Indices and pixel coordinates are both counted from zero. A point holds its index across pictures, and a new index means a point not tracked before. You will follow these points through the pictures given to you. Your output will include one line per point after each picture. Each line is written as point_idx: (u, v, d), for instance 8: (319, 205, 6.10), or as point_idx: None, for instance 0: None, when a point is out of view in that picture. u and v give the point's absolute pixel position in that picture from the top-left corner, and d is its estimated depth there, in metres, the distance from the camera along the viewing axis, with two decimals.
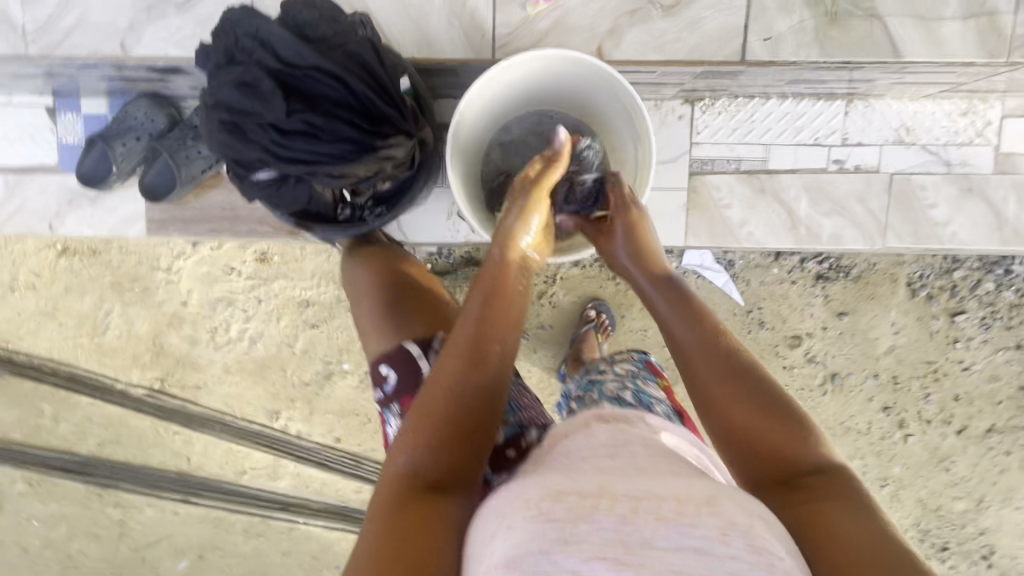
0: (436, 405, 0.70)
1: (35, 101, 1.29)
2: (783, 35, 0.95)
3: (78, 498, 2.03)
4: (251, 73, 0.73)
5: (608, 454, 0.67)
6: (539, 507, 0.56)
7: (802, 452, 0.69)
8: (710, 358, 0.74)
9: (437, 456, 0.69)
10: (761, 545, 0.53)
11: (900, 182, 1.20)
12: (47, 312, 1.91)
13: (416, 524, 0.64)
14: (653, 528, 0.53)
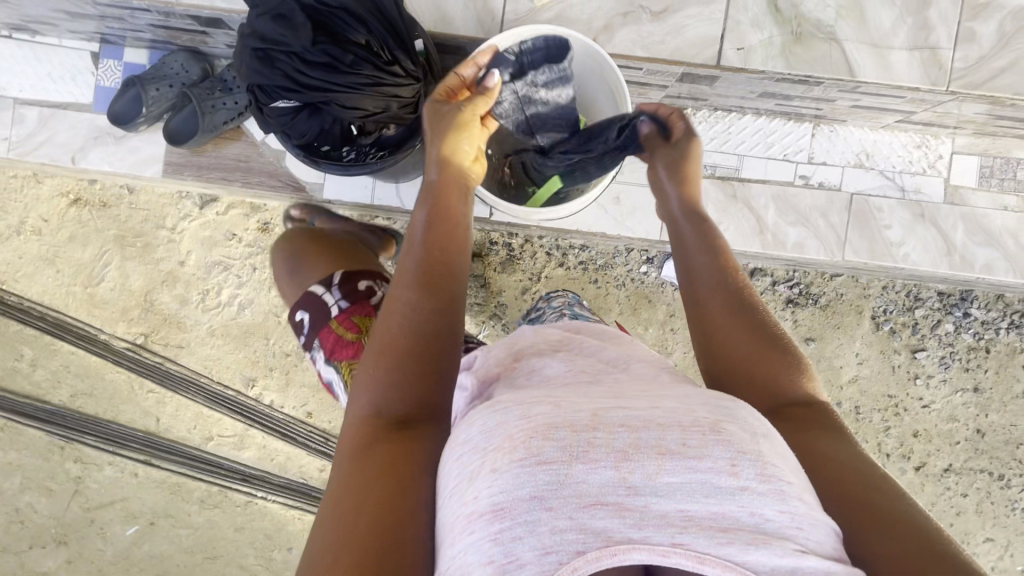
0: (397, 337, 0.75)
1: (84, 46, 1.42)
2: (753, 47, 1.08)
3: (39, 449, 2.01)
4: (287, 7, 0.86)
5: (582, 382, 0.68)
6: (529, 448, 0.54)
7: (791, 384, 0.76)
8: (715, 292, 0.85)
9: (398, 390, 0.72)
10: (770, 472, 0.54)
11: (859, 202, 1.31)
12: (47, 257, 1.97)
13: (384, 457, 0.66)
14: (655, 462, 0.54)
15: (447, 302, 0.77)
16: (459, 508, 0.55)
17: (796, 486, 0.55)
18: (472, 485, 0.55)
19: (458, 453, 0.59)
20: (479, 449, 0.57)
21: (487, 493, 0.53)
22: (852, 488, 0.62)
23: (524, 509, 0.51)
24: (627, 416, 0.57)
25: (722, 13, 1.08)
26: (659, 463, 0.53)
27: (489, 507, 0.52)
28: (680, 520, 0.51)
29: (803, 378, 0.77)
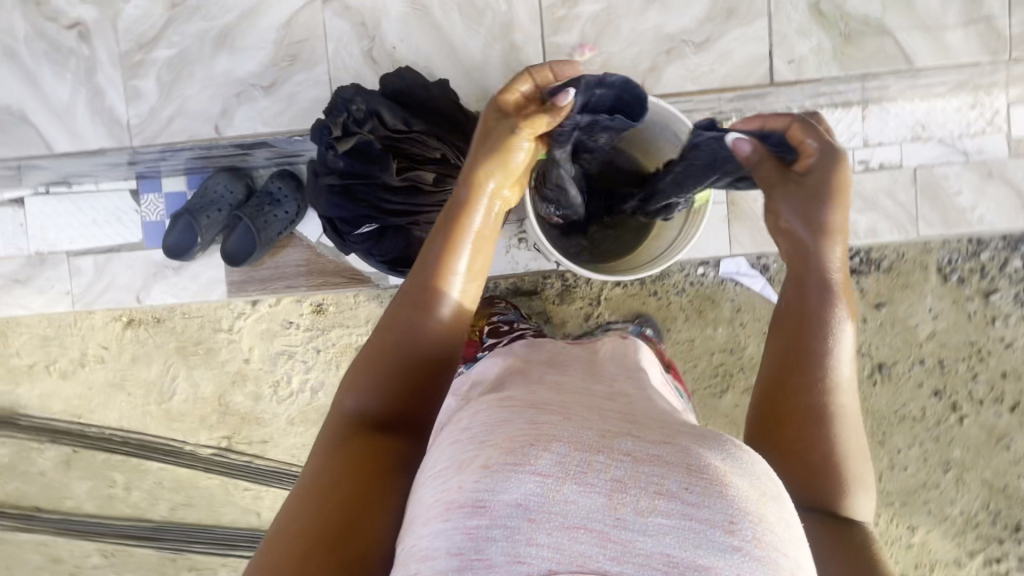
0: (402, 344, 0.73)
1: (121, 185, 1.41)
2: (805, 56, 1.07)
3: (153, 565, 2.07)
4: (367, 143, 0.84)
5: (595, 399, 0.67)
6: (525, 459, 0.54)
7: (836, 451, 0.73)
8: (801, 333, 0.77)
9: (396, 401, 0.73)
10: (765, 540, 0.52)
11: (924, 175, 1.30)
12: (116, 383, 1.99)
13: (362, 460, 0.67)
14: (649, 501, 0.52)
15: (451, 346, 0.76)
16: (440, 495, 0.56)
17: (791, 556, 0.53)
18: (458, 476, 0.56)
19: (452, 451, 0.60)
20: (463, 454, 0.58)
21: (471, 487, 0.54)
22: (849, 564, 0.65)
23: (504, 514, 0.52)
24: (634, 446, 0.56)
25: (766, 30, 1.06)
26: (654, 502, 0.52)
27: (462, 506, 0.53)
28: (660, 563, 0.50)
29: (851, 454, 0.73)
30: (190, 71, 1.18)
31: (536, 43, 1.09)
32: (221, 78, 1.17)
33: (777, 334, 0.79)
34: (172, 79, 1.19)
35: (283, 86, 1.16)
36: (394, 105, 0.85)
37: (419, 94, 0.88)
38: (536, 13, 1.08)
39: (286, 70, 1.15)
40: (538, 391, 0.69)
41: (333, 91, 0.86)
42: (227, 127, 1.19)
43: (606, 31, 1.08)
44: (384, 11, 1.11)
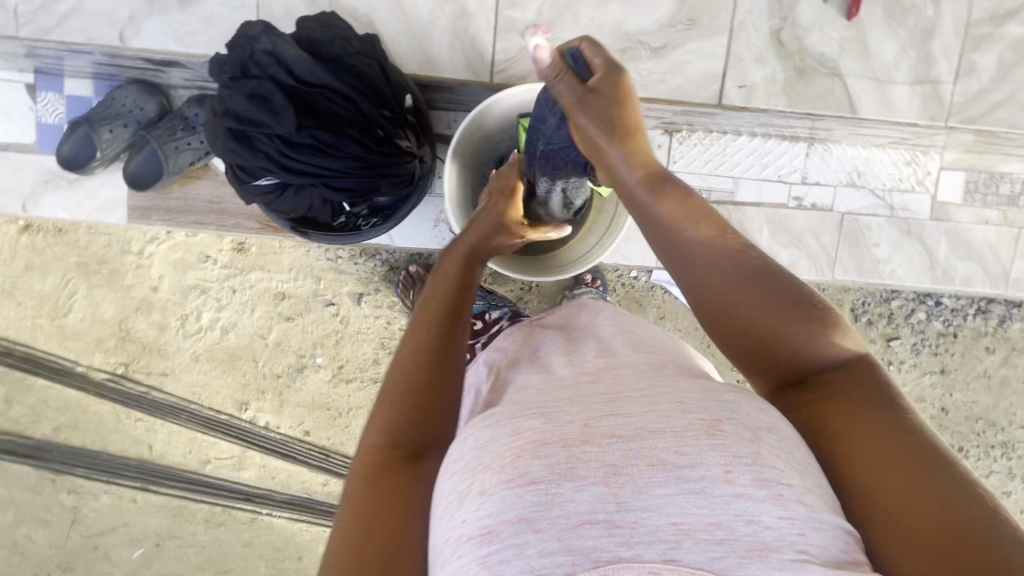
0: (413, 374, 0.72)
1: (14, 77, 1.25)
2: None
3: (29, 483, 1.97)
4: (264, 88, 0.77)
5: (582, 381, 0.65)
6: (514, 469, 0.54)
7: (828, 358, 0.62)
8: (725, 260, 0.66)
9: (412, 421, 0.69)
10: (769, 478, 0.52)
11: (850, 222, 1.33)
12: (4, 290, 1.84)
13: (393, 493, 0.65)
14: (646, 474, 0.52)
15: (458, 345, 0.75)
16: (451, 530, 0.55)
17: (801, 490, 0.52)
18: (462, 507, 0.55)
19: (450, 471, 0.59)
20: (465, 475, 0.57)
21: (476, 516, 0.53)
22: (890, 481, 0.53)
23: (509, 531, 0.51)
24: (619, 425, 0.56)
25: None
26: (650, 475, 0.52)
27: (477, 530, 0.52)
28: (670, 534, 0.50)
29: (836, 340, 0.62)
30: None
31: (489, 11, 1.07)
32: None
33: (696, 285, 0.67)
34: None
35: (202, 3, 1.16)
36: (300, 53, 0.77)
37: (339, 51, 0.81)
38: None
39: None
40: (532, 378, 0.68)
41: (237, 27, 0.78)
42: (132, 39, 1.19)
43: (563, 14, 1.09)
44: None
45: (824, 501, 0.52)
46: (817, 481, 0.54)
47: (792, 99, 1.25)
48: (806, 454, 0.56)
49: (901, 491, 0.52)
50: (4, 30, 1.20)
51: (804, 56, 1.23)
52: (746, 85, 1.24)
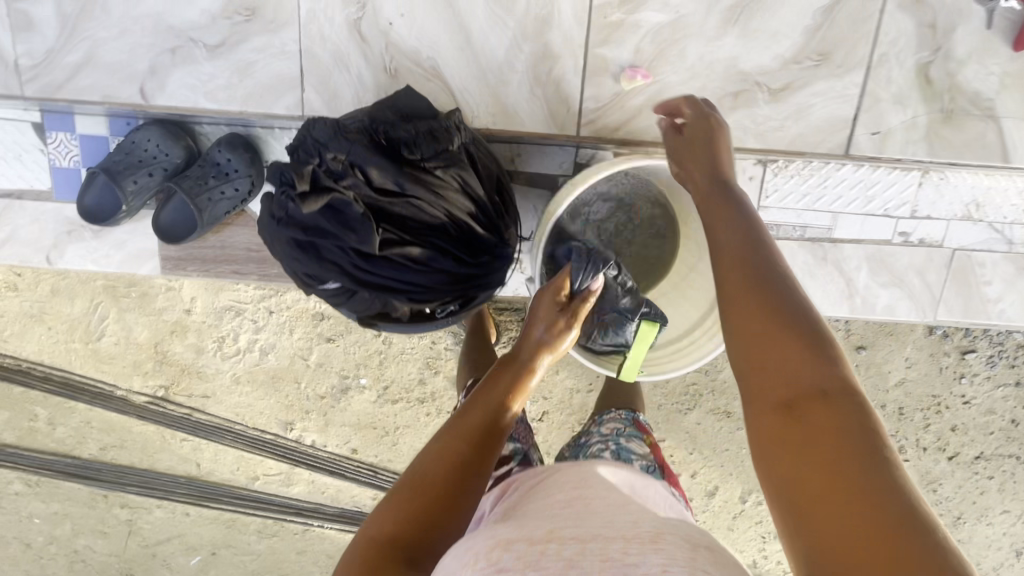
0: (424, 471, 0.70)
1: (20, 116, 1.09)
2: (894, 128, 1.09)
3: (82, 499, 1.98)
4: (338, 200, 0.64)
5: (561, 497, 0.68)
6: (485, 557, 0.57)
7: (812, 379, 0.55)
8: (743, 259, 0.64)
9: (415, 521, 0.65)
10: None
11: (961, 258, 1.19)
12: (33, 315, 1.76)
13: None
14: (598, 567, 0.54)
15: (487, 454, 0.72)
16: None
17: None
18: None
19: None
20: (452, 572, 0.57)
21: None
22: (826, 503, 0.49)
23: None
24: (580, 530, 0.59)
25: (858, 87, 1.07)
26: (602, 569, 0.54)
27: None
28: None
29: (821, 355, 0.56)
30: (99, 7, 1.01)
31: (578, 55, 0.99)
32: (145, 24, 1.01)
33: (729, 287, 0.63)
34: (77, 11, 1.02)
35: (236, 49, 1.01)
36: (379, 157, 0.64)
37: (421, 145, 0.66)
38: (584, 15, 0.98)
39: (243, 29, 1.00)
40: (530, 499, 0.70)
41: (302, 123, 0.65)
42: (154, 93, 1.06)
43: (664, 57, 1.01)
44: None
45: None
46: None
47: (935, 147, 1.09)
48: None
49: (836, 516, 0.48)
50: (6, 87, 1.07)
51: (954, 96, 1.07)
52: (880, 132, 1.09)
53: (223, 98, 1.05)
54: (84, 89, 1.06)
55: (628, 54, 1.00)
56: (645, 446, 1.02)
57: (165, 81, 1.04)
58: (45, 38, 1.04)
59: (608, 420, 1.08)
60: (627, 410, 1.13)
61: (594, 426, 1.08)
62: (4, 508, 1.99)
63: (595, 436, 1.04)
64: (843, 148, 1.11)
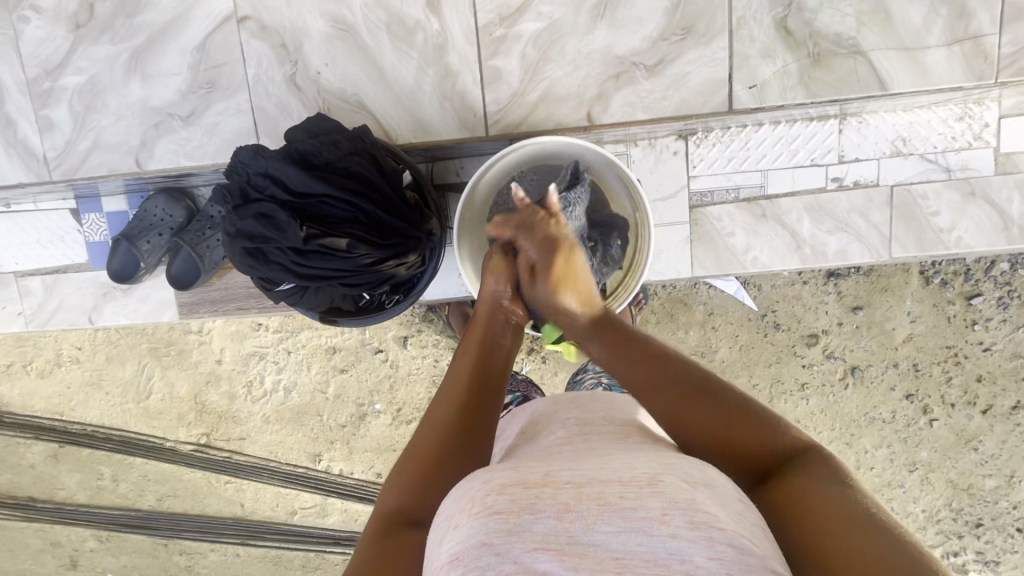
0: (422, 439, 0.80)
1: (60, 204, 1.34)
2: (768, 80, 1.17)
3: (147, 549, 2.15)
4: (267, 207, 0.80)
5: (558, 448, 0.71)
6: (483, 502, 0.59)
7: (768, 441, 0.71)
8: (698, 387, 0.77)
9: (418, 491, 0.75)
10: (700, 519, 0.55)
11: (901, 194, 1.21)
12: (92, 382, 2.02)
13: (396, 554, 0.69)
14: (596, 512, 0.58)
15: (472, 418, 0.81)
16: (440, 560, 0.58)
17: (732, 533, 0.54)
18: (443, 542, 0.59)
19: (439, 518, 0.64)
20: (447, 521, 0.61)
21: (450, 545, 0.57)
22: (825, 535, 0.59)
23: (473, 556, 0.55)
24: (575, 475, 0.62)
25: (725, 50, 1.16)
26: (598, 513, 0.58)
27: (449, 557, 0.56)
28: (611, 567, 0.54)
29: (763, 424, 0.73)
30: (100, 103, 1.24)
31: (473, 68, 1.17)
32: (135, 108, 1.23)
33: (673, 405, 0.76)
34: (83, 110, 1.25)
35: (203, 115, 1.22)
36: (293, 169, 0.80)
37: (325, 152, 0.83)
38: (472, 35, 1.16)
39: (206, 98, 1.21)
40: (531, 449, 0.73)
41: (233, 153, 0.82)
42: (147, 160, 1.25)
43: (547, 57, 1.16)
44: (308, 33, 1.17)
45: (746, 537, 0.55)
46: (749, 531, 0.56)
47: (812, 88, 1.16)
48: (738, 503, 0.60)
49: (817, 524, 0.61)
50: (39, 176, 1.29)
51: (817, 41, 1.15)
52: (757, 85, 1.17)
53: (201, 156, 1.24)
54: (96, 168, 1.27)
55: (516, 62, 1.17)
56: None
57: (154, 149, 1.24)
58: (64, 134, 1.27)
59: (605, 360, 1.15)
60: None
61: (593, 366, 1.15)
62: (82, 566, 2.18)
63: (592, 374, 1.11)
64: (726, 104, 1.18)
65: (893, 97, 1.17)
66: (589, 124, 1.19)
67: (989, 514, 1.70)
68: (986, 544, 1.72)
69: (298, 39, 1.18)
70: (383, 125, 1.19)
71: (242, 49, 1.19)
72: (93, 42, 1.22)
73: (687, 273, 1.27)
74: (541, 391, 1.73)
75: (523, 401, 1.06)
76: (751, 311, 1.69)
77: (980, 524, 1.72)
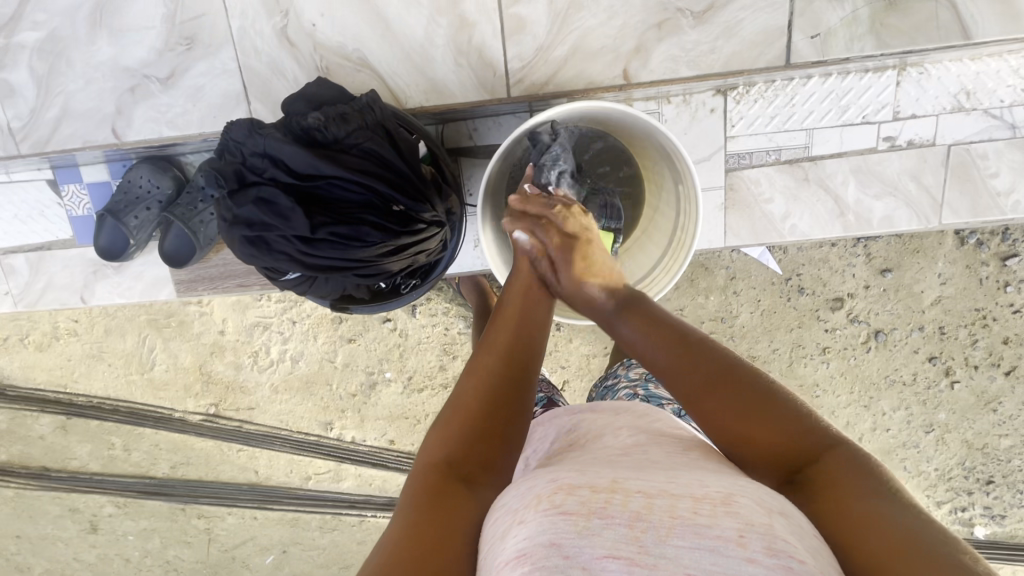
0: (469, 389, 0.72)
1: (36, 176, 1.22)
2: (833, 27, 1.04)
3: (164, 514, 2.17)
4: (267, 192, 0.70)
5: (623, 461, 0.63)
6: (550, 500, 0.52)
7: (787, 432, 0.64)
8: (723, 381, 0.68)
9: (468, 439, 0.67)
10: (778, 546, 0.47)
11: (958, 154, 1.11)
12: (93, 355, 1.97)
13: (447, 507, 0.59)
14: (667, 525, 0.49)
15: (522, 382, 0.74)
16: (497, 557, 0.50)
17: (812, 569, 0.46)
18: (501, 538, 0.52)
19: (495, 516, 0.56)
20: (509, 516, 0.54)
21: (514, 542, 0.50)
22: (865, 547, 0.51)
23: (540, 555, 0.47)
24: (646, 483, 0.54)
25: None
26: (670, 526, 0.49)
27: (513, 553, 0.48)
28: None
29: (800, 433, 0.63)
30: (65, 62, 1.10)
31: (492, 17, 1.03)
32: (106, 69, 1.09)
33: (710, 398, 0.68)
34: (46, 70, 1.11)
35: (185, 77, 1.08)
36: (294, 148, 0.70)
37: (332, 127, 0.71)
38: None
39: (186, 56, 1.07)
40: (585, 456, 0.66)
41: (222, 130, 0.72)
42: (125, 129, 1.13)
43: (579, 3, 1.02)
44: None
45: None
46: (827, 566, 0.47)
47: (883, 38, 1.03)
48: (817, 544, 0.50)
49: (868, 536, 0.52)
50: (7, 148, 1.17)
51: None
52: (820, 34, 1.04)
53: (185, 123, 1.11)
54: (69, 139, 1.14)
55: (542, 9, 1.03)
56: None
57: (133, 116, 1.12)
58: (28, 99, 1.14)
59: (637, 364, 1.08)
60: None
61: (624, 370, 1.08)
62: (102, 530, 2.21)
63: (625, 380, 1.05)
64: (784, 58, 1.06)
65: (973, 48, 1.03)
66: (624, 82, 1.06)
67: (1001, 472, 1.68)
68: (994, 500, 1.71)
69: None
70: (389, 86, 1.06)
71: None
72: None
73: (719, 243, 1.18)
74: (557, 359, 1.69)
75: (548, 405, 0.99)
76: (775, 276, 1.61)
77: (991, 481, 1.70)
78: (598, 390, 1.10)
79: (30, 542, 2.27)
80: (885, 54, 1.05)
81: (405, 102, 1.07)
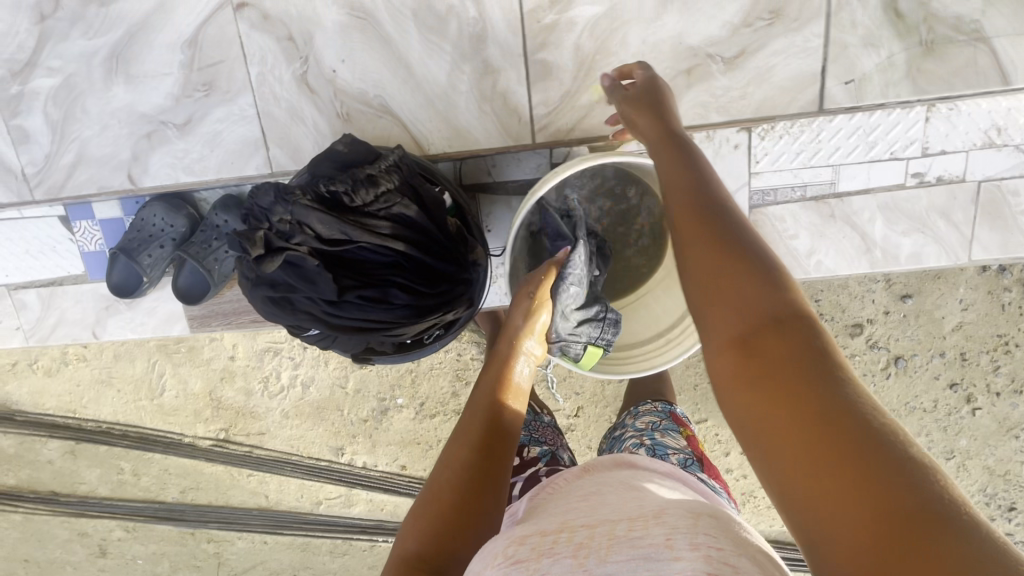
0: (440, 479, 0.72)
1: (47, 212, 1.19)
2: (868, 74, 1.03)
3: (173, 538, 2.15)
4: (294, 256, 0.68)
5: (580, 503, 0.61)
6: (505, 553, 0.52)
7: (767, 302, 0.55)
8: (707, 230, 0.62)
9: (439, 537, 0.67)
10: (702, 541, 0.44)
11: (989, 190, 1.08)
12: (103, 380, 1.95)
13: None
14: (605, 548, 0.47)
15: (494, 464, 0.73)
16: None
17: (740, 558, 0.43)
18: None
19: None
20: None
21: None
22: (822, 456, 0.45)
23: None
24: (591, 520, 0.53)
25: (817, 39, 1.02)
26: (608, 548, 0.47)
27: None
28: None
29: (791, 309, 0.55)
30: (80, 108, 1.09)
31: (518, 63, 1.02)
32: (121, 115, 1.08)
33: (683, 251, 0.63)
34: (60, 115, 1.09)
35: (201, 123, 1.07)
36: (322, 213, 0.68)
37: (361, 191, 0.70)
38: (517, 24, 1.00)
39: (204, 103, 1.06)
40: (555, 506, 0.63)
41: (248, 195, 0.71)
42: (141, 173, 1.11)
43: (606, 50, 1.01)
44: (319, 23, 1.01)
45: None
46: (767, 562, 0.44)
47: (920, 83, 1.02)
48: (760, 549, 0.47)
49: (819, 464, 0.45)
50: (21, 195, 1.16)
51: (932, 26, 1.01)
52: (855, 80, 1.03)
53: (201, 169, 1.10)
54: (84, 185, 1.13)
55: (568, 55, 1.02)
56: (682, 440, 0.99)
57: (150, 161, 1.10)
58: (42, 144, 1.12)
59: (643, 413, 1.07)
60: (665, 402, 1.11)
61: (631, 421, 1.07)
62: (111, 554, 2.19)
63: (631, 431, 1.03)
64: (817, 103, 1.05)
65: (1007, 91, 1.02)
66: None
67: None
68: (1018, 526, 1.67)
69: (308, 31, 1.02)
70: (410, 131, 1.05)
71: (241, 43, 1.03)
72: (64, 35, 1.05)
73: None
74: (573, 386, 1.66)
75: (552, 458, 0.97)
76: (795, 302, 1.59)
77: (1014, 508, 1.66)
78: (606, 444, 1.08)
79: (39, 566, 2.25)
80: (922, 99, 1.03)
81: (427, 148, 1.05)
